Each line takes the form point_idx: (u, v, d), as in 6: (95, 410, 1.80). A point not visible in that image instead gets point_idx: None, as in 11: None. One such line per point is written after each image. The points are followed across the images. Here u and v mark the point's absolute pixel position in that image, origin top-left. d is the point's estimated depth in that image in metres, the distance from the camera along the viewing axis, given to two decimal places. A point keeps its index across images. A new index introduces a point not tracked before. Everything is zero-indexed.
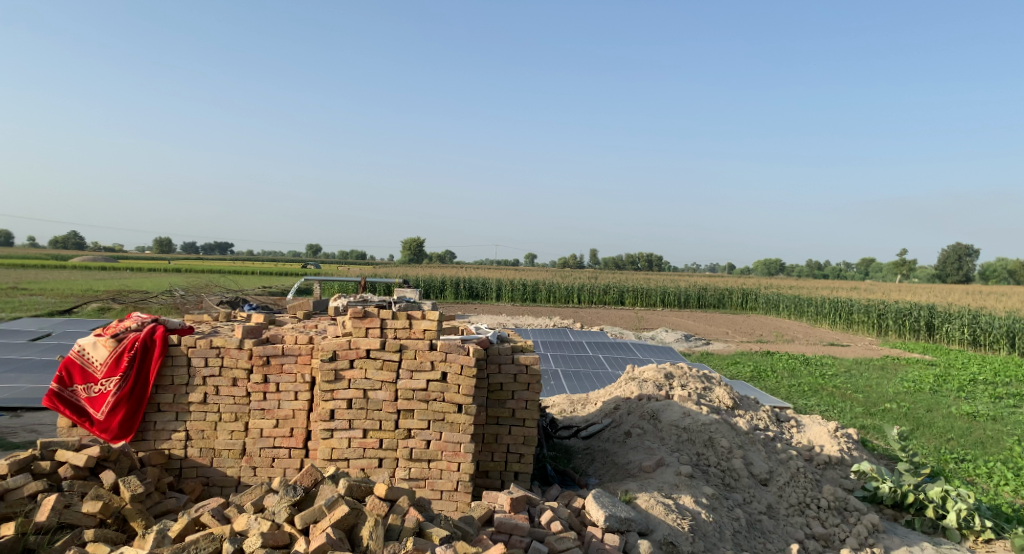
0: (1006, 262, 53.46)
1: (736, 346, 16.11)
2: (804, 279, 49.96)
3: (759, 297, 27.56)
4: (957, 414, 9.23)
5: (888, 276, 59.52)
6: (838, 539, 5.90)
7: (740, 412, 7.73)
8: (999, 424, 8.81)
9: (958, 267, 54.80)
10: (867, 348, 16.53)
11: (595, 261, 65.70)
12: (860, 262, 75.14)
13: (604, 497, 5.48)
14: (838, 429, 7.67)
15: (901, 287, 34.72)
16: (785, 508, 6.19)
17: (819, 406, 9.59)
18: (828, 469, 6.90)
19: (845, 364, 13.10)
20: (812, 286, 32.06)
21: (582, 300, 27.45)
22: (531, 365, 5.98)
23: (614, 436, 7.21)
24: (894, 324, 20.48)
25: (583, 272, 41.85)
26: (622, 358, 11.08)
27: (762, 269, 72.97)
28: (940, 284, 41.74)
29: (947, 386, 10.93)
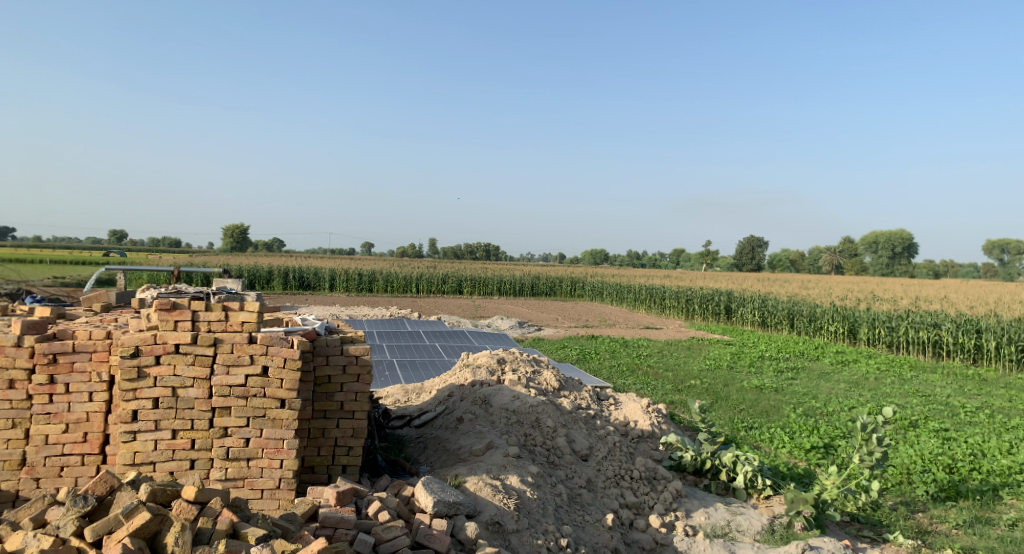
0: (790, 252, 61.12)
1: (565, 331, 16.99)
2: (625, 268, 53.71)
3: (586, 285, 29.21)
4: (748, 386, 10.46)
5: (698, 265, 65.69)
6: (648, 506, 6.43)
7: (565, 392, 8.17)
8: (779, 394, 10.11)
9: (752, 257, 61.65)
10: (677, 331, 18.20)
11: (434, 250, 65.86)
12: (675, 253, 82.22)
13: (434, 483, 5.54)
14: (650, 405, 8.36)
15: (708, 275, 38.56)
16: (603, 481, 6.63)
17: (635, 384, 10.40)
18: (641, 442, 7.52)
19: (658, 345, 14.33)
20: (632, 275, 34.58)
21: (419, 289, 27.38)
22: (361, 356, 5.88)
23: (446, 423, 7.30)
24: (700, 309, 22.68)
25: (421, 261, 41.89)
26: (458, 346, 11.25)
27: (589, 259, 77.38)
28: (741, 272, 46.98)
29: (740, 362, 12.31)
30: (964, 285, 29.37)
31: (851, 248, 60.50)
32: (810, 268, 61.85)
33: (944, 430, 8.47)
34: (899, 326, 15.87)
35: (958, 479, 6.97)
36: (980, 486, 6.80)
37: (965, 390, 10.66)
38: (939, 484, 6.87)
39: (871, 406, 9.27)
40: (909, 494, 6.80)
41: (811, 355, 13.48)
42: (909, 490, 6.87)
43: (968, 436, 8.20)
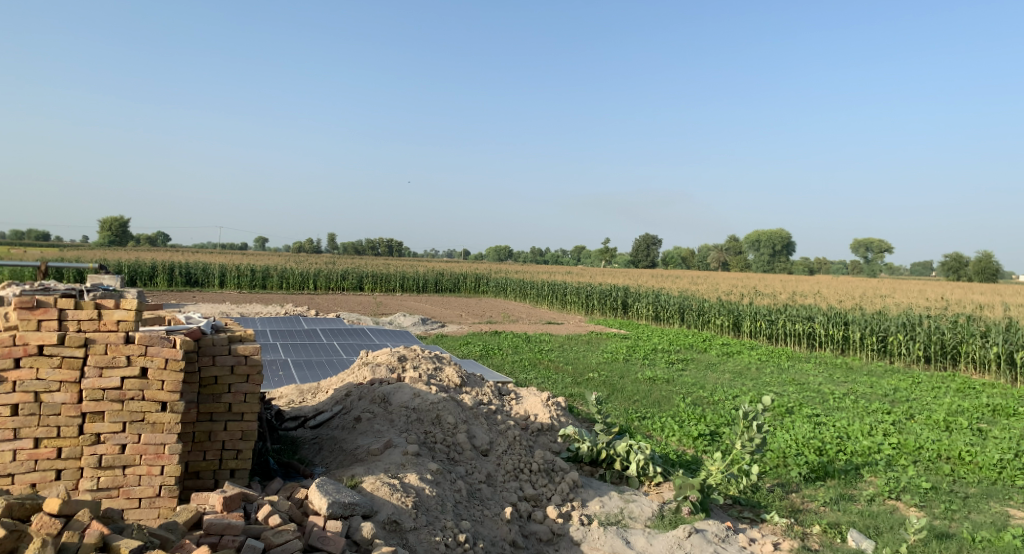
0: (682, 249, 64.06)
1: (467, 327, 17.02)
2: (526, 264, 54.44)
3: (489, 282, 29.41)
4: (642, 378, 10.88)
5: (598, 262, 67.60)
6: (546, 498, 6.52)
7: (467, 388, 8.17)
8: (671, 385, 10.58)
9: (648, 254, 64.13)
10: (576, 325, 18.65)
11: (333, 246, 64.12)
12: (576, 250, 84.30)
13: (329, 485, 5.40)
14: (550, 399, 8.51)
15: (606, 270, 39.80)
16: (502, 475, 6.67)
17: (536, 379, 10.57)
18: (541, 435, 7.64)
19: (558, 340, 14.63)
20: (534, 271, 35.17)
21: (317, 285, 26.60)
22: (250, 356, 5.63)
23: (343, 423, 7.12)
24: (599, 305, 23.37)
25: (321, 257, 40.79)
26: (357, 343, 11.00)
27: (493, 255, 77.90)
28: (636, 268, 48.76)
29: (635, 355, 12.79)
30: (834, 281, 31.90)
31: (737, 246, 64.23)
32: (700, 265, 65.19)
33: (815, 415, 9.15)
34: (778, 319, 17.01)
35: (826, 460, 7.55)
36: (845, 466, 7.41)
37: (834, 377, 11.57)
38: (810, 466, 7.42)
39: (753, 394, 9.88)
40: (785, 476, 7.29)
41: (700, 347, 14.20)
42: (785, 472, 7.37)
43: (836, 420, 8.91)
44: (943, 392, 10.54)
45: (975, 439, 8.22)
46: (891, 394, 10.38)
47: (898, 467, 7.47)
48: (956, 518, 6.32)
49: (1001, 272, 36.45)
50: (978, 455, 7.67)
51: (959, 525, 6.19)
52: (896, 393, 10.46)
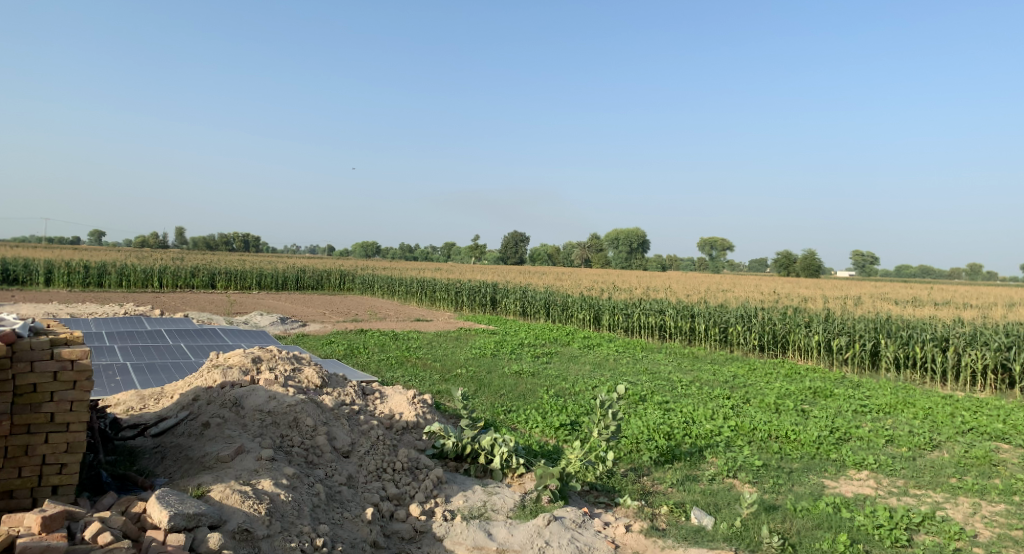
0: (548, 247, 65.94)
1: (331, 326, 16.51)
2: (394, 260, 53.64)
3: (356, 279, 28.70)
4: (509, 372, 11.08)
5: (467, 258, 68.01)
6: (409, 496, 6.42)
7: (328, 389, 7.91)
8: (536, 378, 10.86)
9: (515, 251, 65.41)
10: (445, 322, 18.65)
11: (182, 241, 59.67)
12: (445, 246, 84.26)
13: (171, 496, 5.02)
14: (416, 397, 8.44)
15: (474, 268, 40.09)
16: (364, 476, 6.51)
17: (402, 376, 10.45)
18: (406, 434, 7.55)
19: (426, 337, 14.55)
20: (402, 268, 34.75)
21: (164, 283, 24.67)
22: (77, 361, 5.11)
23: (189, 429, 6.64)
24: (467, 301, 23.54)
25: (168, 253, 37.91)
26: (208, 345, 10.32)
27: (360, 251, 76.07)
28: (503, 264, 49.55)
29: (502, 350, 13.01)
30: (684, 277, 34.25)
31: (600, 244, 67.12)
32: (563, 262, 67.64)
33: (666, 402, 9.77)
34: (635, 313, 17.98)
35: (674, 444, 8.09)
36: (690, 449, 7.98)
37: (683, 366, 12.41)
38: (660, 450, 7.91)
39: (610, 385, 10.37)
40: (637, 461, 7.72)
41: (563, 341, 14.70)
42: (638, 457, 7.81)
43: (684, 406, 9.56)
44: (774, 377, 11.63)
45: (799, 418, 9.15)
46: (731, 380, 11.30)
47: (736, 447, 8.15)
48: (782, 491, 7.00)
49: (823, 269, 40.86)
50: (801, 433, 8.54)
51: (784, 497, 6.86)
52: (735, 379, 11.41)
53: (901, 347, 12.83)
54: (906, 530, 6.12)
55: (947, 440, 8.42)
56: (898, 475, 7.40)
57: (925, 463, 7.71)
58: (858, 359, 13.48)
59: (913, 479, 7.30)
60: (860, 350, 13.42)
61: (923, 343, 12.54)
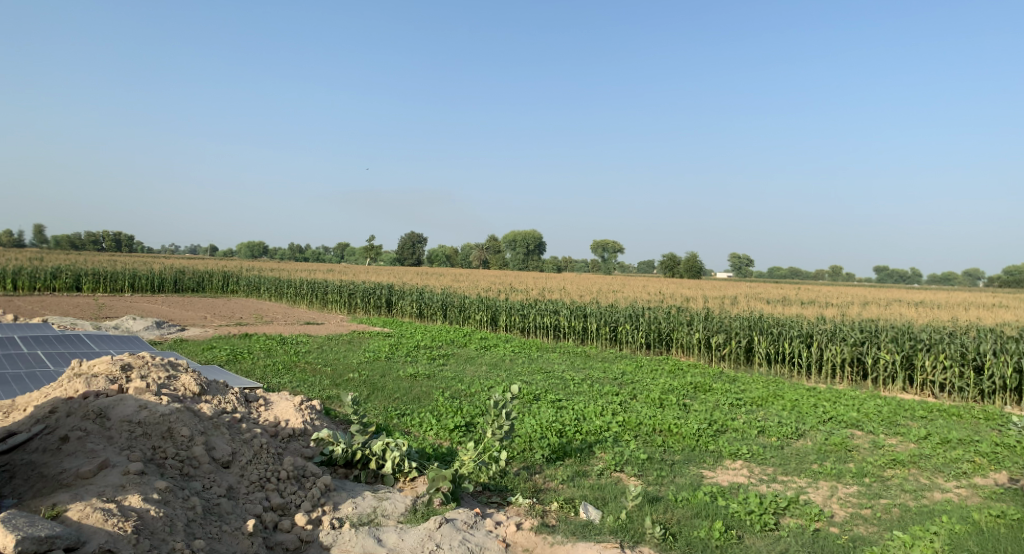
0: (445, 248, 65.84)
1: (213, 330, 15.65)
2: (283, 261, 51.66)
3: (241, 280, 27.42)
4: (403, 375, 10.94)
5: (361, 259, 66.68)
6: (294, 505, 6.19)
7: (207, 397, 7.49)
8: (430, 380, 10.80)
9: (412, 252, 64.75)
10: (337, 325, 18.16)
11: (42, 239, 54.64)
12: (339, 247, 82.13)
13: (20, 518, 4.58)
14: (303, 403, 8.16)
15: (368, 269, 39.37)
16: (246, 487, 6.21)
17: (291, 382, 10.07)
18: (292, 442, 7.28)
19: (317, 340, 14.11)
20: (292, 269, 33.57)
21: (19, 286, 22.49)
22: None
23: (44, 445, 6.08)
24: (361, 303, 23.06)
25: (25, 252, 34.67)
26: (71, 353, 9.48)
27: (246, 251, 72.68)
28: (397, 265, 48.93)
29: (396, 353, 12.82)
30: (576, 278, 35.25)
31: (496, 246, 67.76)
32: (460, 263, 67.73)
33: (558, 400, 9.99)
34: (530, 313, 18.28)
35: (565, 441, 8.29)
36: (580, 445, 8.19)
37: (575, 365, 12.74)
38: (552, 448, 8.07)
39: (505, 385, 10.48)
40: (530, 459, 7.84)
41: (459, 342, 14.71)
42: (530, 455, 7.93)
43: (575, 404, 9.81)
44: (659, 373, 12.17)
45: (681, 412, 9.63)
46: (620, 377, 11.72)
47: (623, 441, 8.46)
48: (665, 482, 7.34)
49: (704, 270, 43.30)
50: (683, 426, 8.99)
51: (667, 488, 7.19)
52: (624, 376, 11.84)
53: (772, 344, 13.80)
54: (774, 514, 6.59)
55: (810, 428, 9.14)
56: (768, 463, 7.96)
57: (792, 451, 8.33)
58: (734, 355, 14.38)
59: (781, 466, 7.86)
60: (736, 347, 14.32)
61: (790, 339, 13.54)
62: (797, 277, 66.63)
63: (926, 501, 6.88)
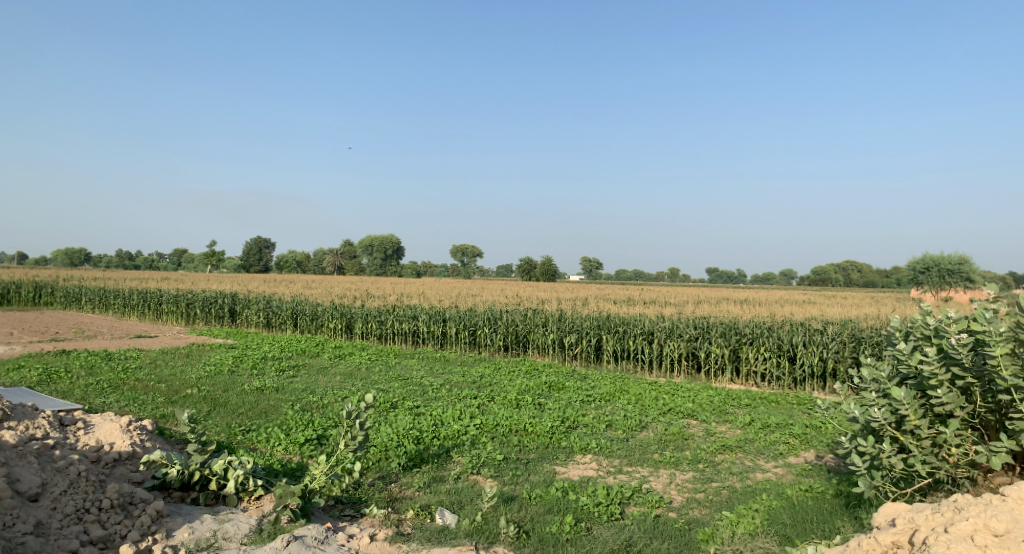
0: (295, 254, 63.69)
1: (22, 348, 13.90)
2: (111, 270, 47.24)
3: (57, 292, 24.63)
4: (249, 389, 10.33)
5: (202, 266, 62.59)
6: (119, 537, 5.64)
7: (12, 423, 6.64)
8: (279, 393, 10.29)
9: (259, 258, 61.66)
10: (174, 338, 16.82)
11: None
12: (177, 253, 76.44)
13: None
14: (130, 424, 7.46)
15: (208, 277, 37.21)
16: (59, 521, 5.57)
17: (117, 402, 9.17)
18: (117, 467, 6.64)
19: (149, 355, 12.98)
20: (120, 278, 30.76)
21: None
22: None
23: None
24: (202, 313, 21.54)
25: None
26: None
27: (64, 259, 65.58)
28: (241, 273, 46.58)
29: (241, 365, 12.09)
30: (433, 282, 35.21)
31: (351, 251, 66.29)
32: (313, 268, 65.30)
33: (415, 407, 9.90)
34: (386, 320, 18.00)
35: (422, 448, 8.24)
36: (437, 451, 8.18)
37: (432, 370, 12.69)
38: (408, 455, 7.98)
39: (359, 394, 10.22)
40: (385, 468, 7.70)
41: (311, 352, 14.16)
42: (385, 464, 7.79)
43: (432, 409, 9.78)
44: (515, 374, 12.45)
45: (535, 412, 9.92)
46: (477, 380, 11.84)
47: (479, 444, 8.55)
48: (520, 482, 7.51)
49: (558, 273, 44.97)
50: (537, 425, 9.26)
51: (521, 487, 7.37)
52: (481, 379, 11.97)
53: (618, 342, 14.60)
54: (620, 504, 6.96)
55: (653, 420, 9.77)
56: (615, 456, 8.39)
57: (636, 442, 8.86)
58: (585, 353, 15.04)
59: (626, 458, 8.34)
60: (587, 346, 15.00)
61: (635, 336, 14.40)
62: (637, 277, 72.49)
63: (749, 481, 7.59)
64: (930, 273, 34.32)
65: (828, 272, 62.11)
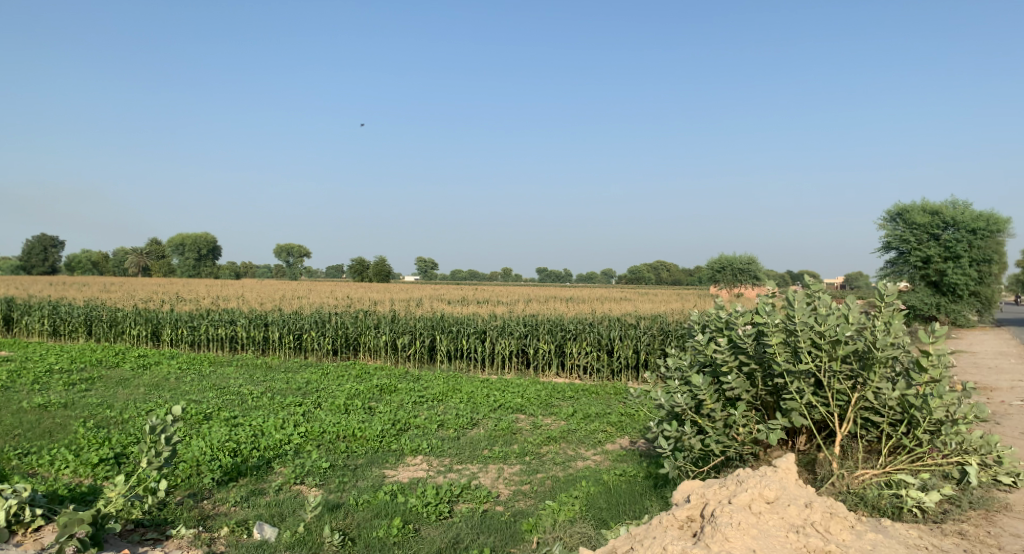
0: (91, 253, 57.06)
1: None
2: None
3: None
4: (29, 407, 9.08)
5: None
6: None
7: None
8: (68, 409, 9.15)
9: (44, 259, 54.44)
10: None
11: None
12: None
13: None
14: None
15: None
16: None
17: None
18: None
19: None
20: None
21: None
22: None
23: None
24: None
25: None
26: None
27: None
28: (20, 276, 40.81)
29: (20, 380, 10.60)
30: (255, 285, 33.17)
31: (159, 250, 60.72)
32: (114, 270, 58.85)
33: (232, 417, 9.28)
34: (200, 325, 16.69)
35: (239, 460, 7.73)
36: (256, 463, 7.73)
37: (253, 378, 11.97)
38: (223, 469, 7.45)
39: (167, 407, 9.37)
40: (197, 485, 7.12)
41: (110, 362, 12.76)
42: (197, 481, 7.21)
43: (251, 419, 9.22)
44: (344, 379, 12.10)
45: (365, 416, 9.70)
46: (302, 387, 11.35)
47: (303, 452, 8.21)
48: (347, 488, 7.30)
49: (391, 274, 44.35)
50: (367, 429, 9.07)
51: (348, 494, 7.17)
52: (307, 385, 11.51)
53: (451, 341, 14.73)
54: (449, 502, 7.02)
55: (483, 417, 9.96)
56: (445, 455, 8.45)
57: (466, 440, 8.98)
58: (418, 354, 15.00)
59: (456, 455, 8.43)
60: (420, 347, 14.97)
61: (467, 335, 14.61)
62: (473, 277, 73.98)
63: (571, 470, 8.00)
64: (727, 271, 38.40)
65: (643, 271, 66.96)
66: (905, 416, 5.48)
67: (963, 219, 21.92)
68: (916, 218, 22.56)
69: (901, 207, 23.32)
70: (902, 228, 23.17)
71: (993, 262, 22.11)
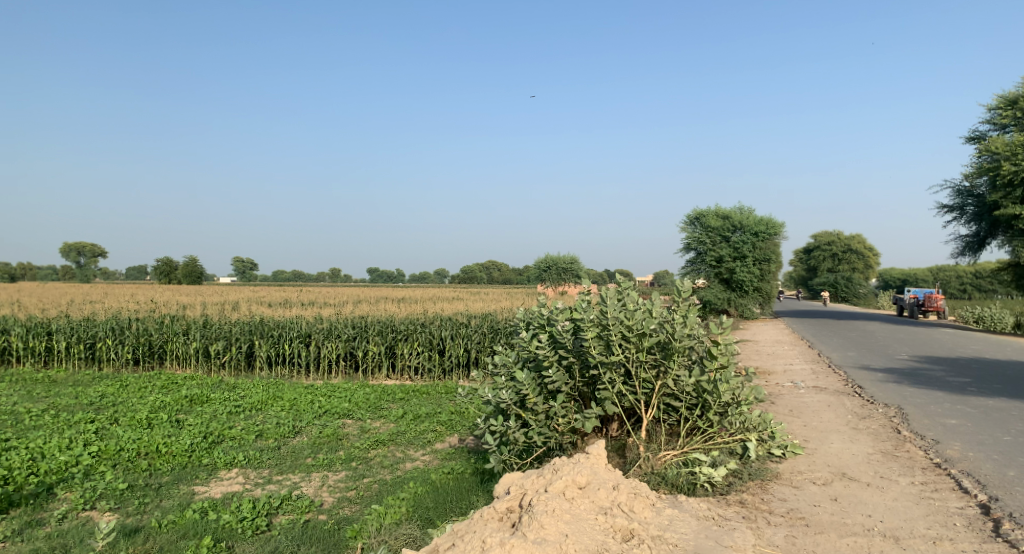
0: None
1: None
2: None
3: None
4: None
5: None
6: None
7: None
8: None
9: None
10: None
11: None
12: None
13: None
14: None
15: None
16: None
17: None
18: None
19: None
20: None
21: None
22: None
23: None
24: None
25: None
26: None
27: None
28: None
29: None
30: (36, 288, 29.00)
31: None
32: None
33: (3, 441, 8.05)
34: None
35: (12, 489, 6.72)
36: (34, 490, 6.77)
37: (32, 394, 10.49)
38: None
39: None
40: None
41: None
42: None
43: (29, 441, 8.07)
44: (147, 391, 11.00)
45: (171, 430, 8.88)
46: (96, 401, 10.16)
47: (96, 474, 7.34)
48: (147, 510, 6.64)
49: (204, 275, 41.17)
50: (173, 444, 8.32)
51: (149, 516, 6.51)
52: (102, 399, 10.31)
53: (272, 346, 13.97)
54: (267, 516, 6.63)
55: (306, 424, 9.55)
56: (263, 466, 7.98)
57: (287, 449, 8.54)
58: (235, 361, 14.06)
59: (276, 466, 7.98)
60: (237, 353, 14.04)
61: (290, 340, 13.92)
62: (296, 277, 71.05)
63: (399, 472, 7.92)
64: (551, 270, 40.19)
65: (474, 271, 67.92)
66: (699, 399, 6.07)
67: (748, 223, 24.76)
68: (712, 221, 25.04)
69: (699, 212, 25.79)
70: (700, 231, 25.63)
71: (772, 261, 25.24)
